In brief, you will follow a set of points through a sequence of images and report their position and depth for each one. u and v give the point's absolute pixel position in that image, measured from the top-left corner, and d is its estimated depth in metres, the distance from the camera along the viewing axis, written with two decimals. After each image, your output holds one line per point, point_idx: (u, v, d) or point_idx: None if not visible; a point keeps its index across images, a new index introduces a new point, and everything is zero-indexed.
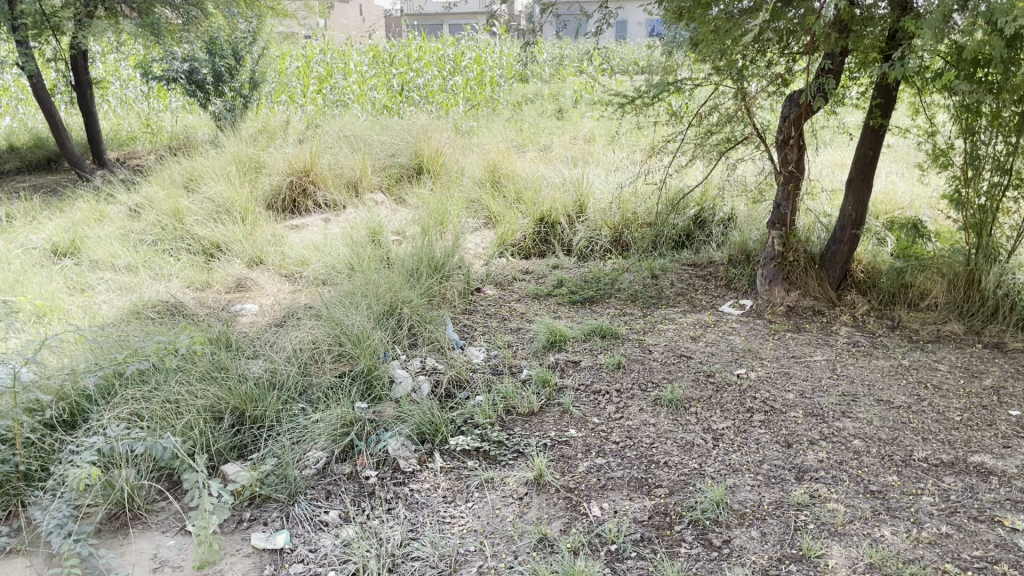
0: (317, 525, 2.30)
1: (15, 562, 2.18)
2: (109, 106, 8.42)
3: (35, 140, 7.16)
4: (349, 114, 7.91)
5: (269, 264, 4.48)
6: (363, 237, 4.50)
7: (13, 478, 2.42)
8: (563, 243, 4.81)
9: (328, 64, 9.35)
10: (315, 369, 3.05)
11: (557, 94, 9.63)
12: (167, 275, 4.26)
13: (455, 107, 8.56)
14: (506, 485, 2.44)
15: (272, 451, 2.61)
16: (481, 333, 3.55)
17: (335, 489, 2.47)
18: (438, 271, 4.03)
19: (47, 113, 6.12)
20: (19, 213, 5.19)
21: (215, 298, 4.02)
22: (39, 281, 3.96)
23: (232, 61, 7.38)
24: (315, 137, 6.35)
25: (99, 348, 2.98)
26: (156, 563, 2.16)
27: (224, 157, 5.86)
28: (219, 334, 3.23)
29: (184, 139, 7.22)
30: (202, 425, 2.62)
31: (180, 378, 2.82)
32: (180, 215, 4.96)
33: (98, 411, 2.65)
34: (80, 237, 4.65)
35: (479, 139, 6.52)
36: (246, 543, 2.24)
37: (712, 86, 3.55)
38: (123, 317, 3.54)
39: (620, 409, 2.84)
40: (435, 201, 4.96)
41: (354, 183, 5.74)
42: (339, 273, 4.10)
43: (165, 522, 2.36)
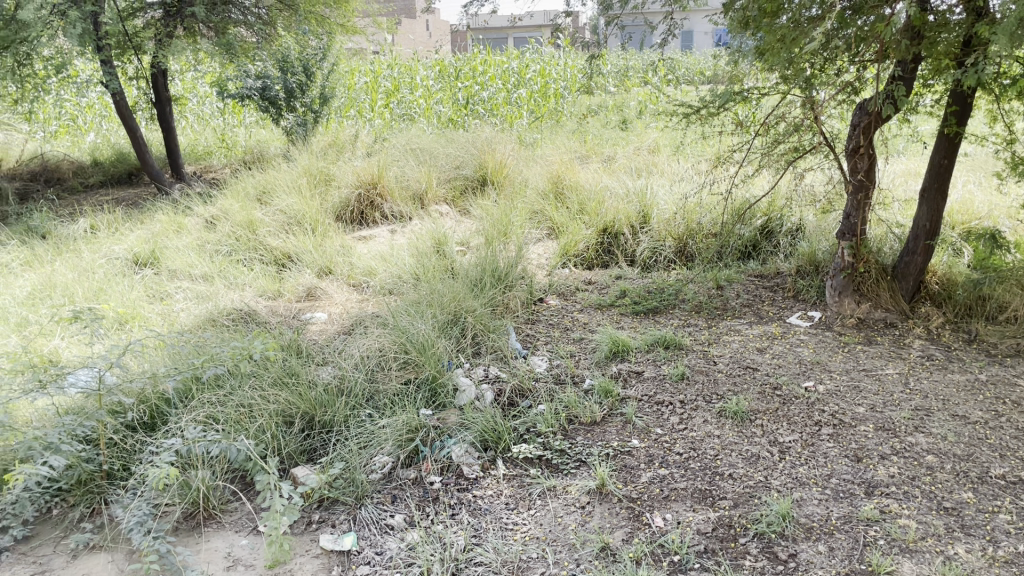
0: (383, 528, 2.35)
1: (98, 558, 2.29)
2: (187, 122, 8.77)
3: (117, 155, 7.50)
4: (416, 127, 8.07)
5: (338, 274, 4.59)
6: (428, 247, 4.57)
7: (97, 477, 2.55)
8: (626, 254, 4.80)
9: (395, 79, 9.56)
10: (381, 376, 3.11)
11: (621, 104, 9.60)
12: (241, 284, 4.41)
13: (519, 119, 8.64)
14: (569, 493, 2.45)
15: (340, 455, 2.67)
16: (543, 343, 3.57)
17: (401, 494, 2.52)
18: (501, 281, 4.08)
19: (130, 130, 6.41)
20: (103, 225, 5.44)
21: (287, 306, 4.14)
22: (121, 289, 4.14)
23: (303, 77, 7.64)
24: (382, 150, 6.49)
25: (179, 353, 3.12)
26: (230, 562, 2.24)
27: (295, 170, 6.03)
28: (290, 342, 3.34)
29: (258, 152, 7.46)
30: (274, 429, 2.71)
31: (254, 383, 2.92)
32: (253, 227, 5.14)
33: (176, 414, 2.77)
34: (159, 248, 4.84)
35: (543, 150, 6.56)
36: (316, 544, 2.30)
37: (780, 94, 3.49)
38: (200, 324, 3.68)
39: (684, 420, 2.82)
40: (498, 213, 5.01)
41: (420, 195, 5.85)
42: (405, 283, 4.19)
43: (239, 522, 2.44)
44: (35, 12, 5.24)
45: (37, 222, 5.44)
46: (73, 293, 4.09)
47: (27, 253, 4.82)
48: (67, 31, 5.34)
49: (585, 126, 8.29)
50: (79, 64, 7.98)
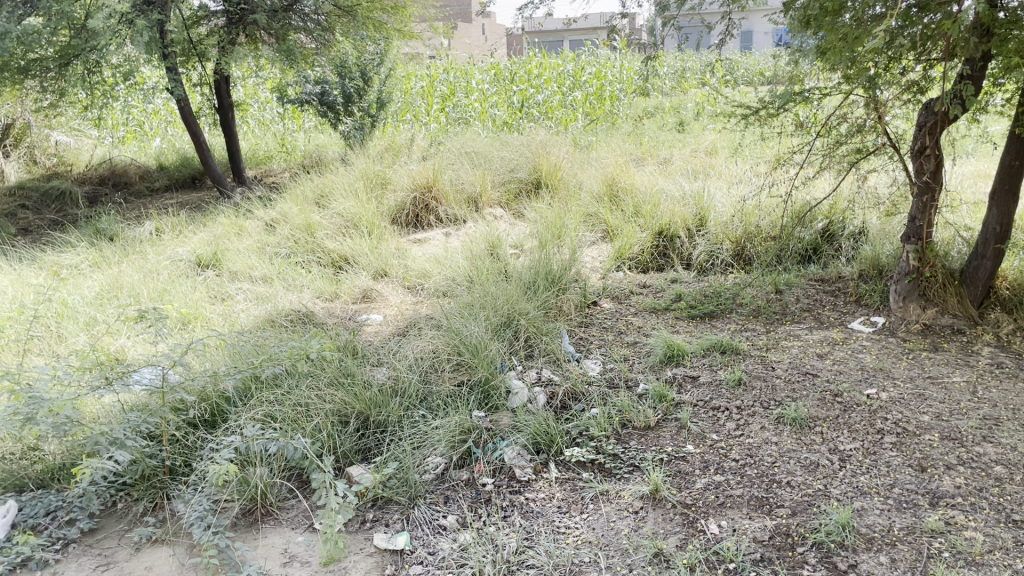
0: (436, 529, 2.36)
1: (161, 551, 2.35)
2: (248, 127, 8.98)
3: (182, 160, 7.71)
4: (471, 130, 8.11)
5: (393, 276, 4.64)
6: (481, 250, 4.59)
7: (160, 472, 2.62)
8: (682, 257, 4.74)
9: (451, 83, 9.64)
10: (435, 377, 3.13)
11: (678, 107, 9.50)
12: (299, 286, 4.49)
13: (574, 122, 8.61)
14: (621, 498, 2.43)
15: (394, 455, 2.69)
16: (597, 346, 3.55)
17: (453, 495, 2.54)
18: (555, 284, 4.07)
19: (194, 135, 6.58)
20: (168, 228, 5.60)
21: (343, 308, 4.20)
22: (184, 290, 4.26)
23: (361, 82, 7.75)
24: (437, 154, 6.54)
25: (238, 353, 3.19)
26: (286, 558, 2.28)
27: (353, 174, 6.12)
28: (346, 342, 3.39)
29: (317, 157, 7.59)
30: (330, 428, 2.74)
31: (311, 382, 2.97)
32: (311, 230, 5.22)
33: (236, 412, 2.83)
34: (221, 250, 4.96)
35: (598, 153, 6.53)
36: (370, 542, 2.33)
37: (841, 94, 3.41)
38: (259, 324, 3.76)
39: (741, 426, 2.77)
40: (552, 216, 5.00)
41: (474, 198, 5.87)
42: (459, 285, 4.21)
43: (295, 519, 2.48)
44: (104, 21, 5.43)
45: (106, 225, 5.62)
46: (139, 293, 4.22)
47: (96, 255, 4.99)
48: (135, 39, 5.51)
49: (641, 128, 8.23)
50: (146, 71, 8.23)
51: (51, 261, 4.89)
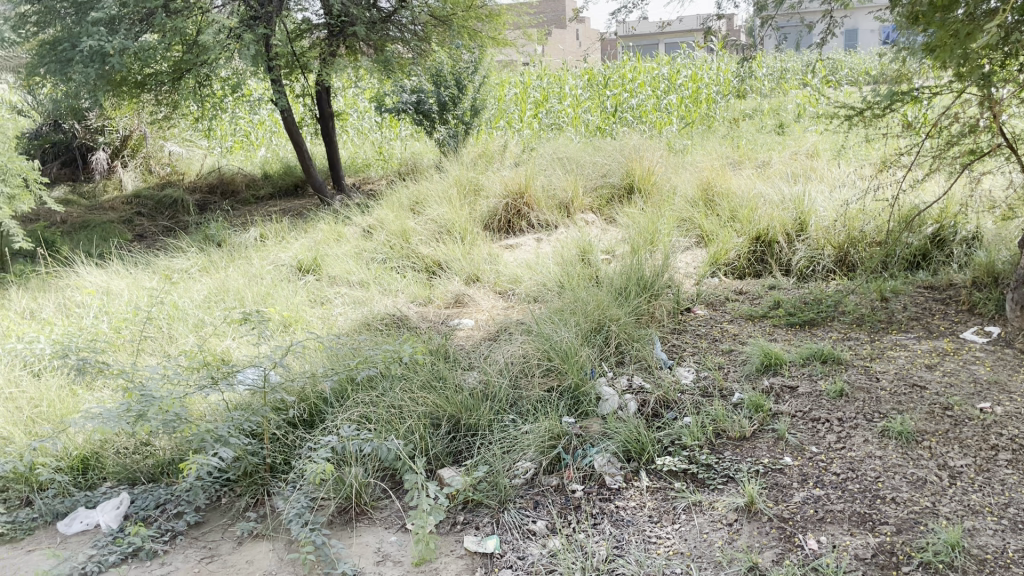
0: (525, 534, 2.37)
1: (261, 545, 2.43)
2: (347, 136, 9.24)
3: (285, 169, 8.00)
4: (564, 136, 8.12)
5: (485, 281, 4.68)
6: (573, 256, 4.58)
7: (261, 469, 2.72)
8: (781, 263, 4.60)
9: (544, 89, 9.68)
10: (525, 383, 3.13)
11: (778, 108, 9.23)
12: (394, 290, 4.58)
13: (669, 126, 8.50)
14: (715, 510, 2.37)
15: (484, 458, 2.71)
16: (690, 354, 3.48)
17: (543, 500, 2.54)
18: (647, 289, 4.02)
19: (296, 145, 6.82)
20: (271, 234, 5.83)
21: (436, 312, 4.27)
22: (285, 294, 4.41)
23: (456, 90, 7.88)
24: (530, 160, 6.57)
25: (335, 355, 3.29)
26: (379, 556, 2.32)
27: (447, 181, 6.22)
28: (438, 346, 3.44)
29: (412, 164, 7.74)
30: (422, 430, 2.79)
31: (404, 385, 3.03)
32: (406, 236, 5.33)
33: (333, 412, 2.92)
34: (321, 255, 5.11)
35: (693, 157, 6.42)
36: (460, 545, 2.35)
37: (953, 93, 3.24)
38: (356, 328, 3.86)
39: (842, 438, 2.67)
40: (645, 221, 4.95)
41: (566, 204, 5.87)
42: (550, 290, 4.21)
43: (389, 519, 2.53)
44: (214, 36, 5.70)
45: (215, 231, 5.90)
46: (244, 297, 4.41)
47: (204, 259, 5.24)
48: (242, 53, 5.77)
49: (738, 131, 8.03)
50: (252, 84, 8.59)
51: (164, 266, 5.17)
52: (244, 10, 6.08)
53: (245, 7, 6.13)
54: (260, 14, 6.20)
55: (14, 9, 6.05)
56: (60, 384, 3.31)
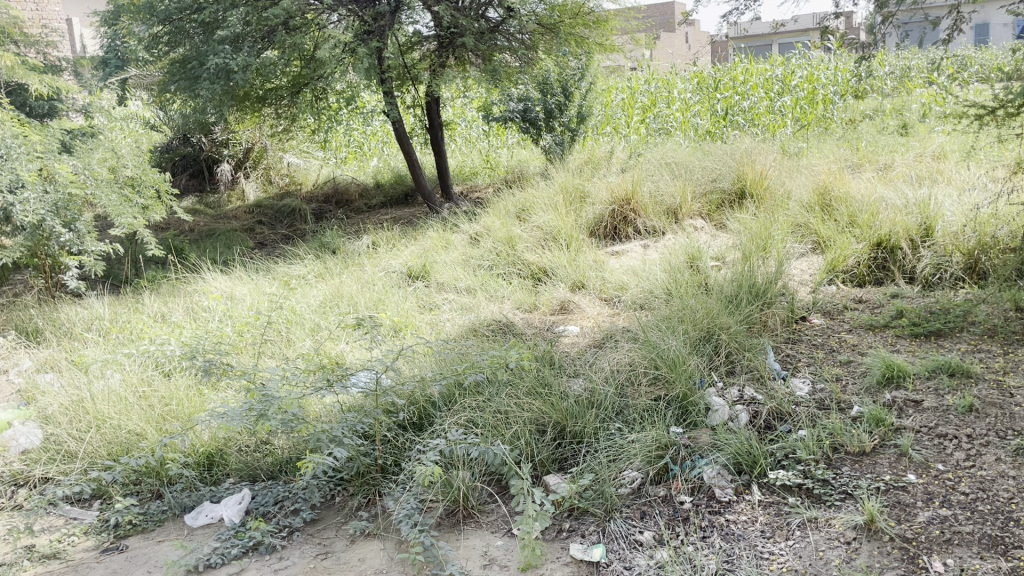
0: (632, 544, 2.35)
1: (373, 544, 2.50)
2: (456, 145, 9.41)
3: (395, 178, 8.22)
4: (672, 141, 8.01)
5: (590, 288, 4.66)
6: (681, 262, 4.51)
7: (373, 470, 2.80)
8: (904, 271, 4.38)
9: (652, 94, 9.58)
10: (631, 391, 3.10)
11: (901, 108, 8.79)
12: (500, 297, 4.63)
13: (783, 129, 8.25)
14: (831, 527, 2.28)
15: (590, 466, 2.69)
16: (805, 364, 3.36)
17: (650, 511, 2.51)
18: (760, 297, 3.90)
19: (407, 154, 7.00)
20: (382, 241, 6.00)
21: (542, 319, 4.29)
22: (396, 299, 4.53)
23: (562, 98, 7.90)
24: (637, 166, 6.51)
25: (443, 360, 3.35)
26: (486, 560, 2.35)
27: (553, 188, 6.24)
28: (544, 353, 3.45)
29: (519, 171, 7.80)
30: (528, 436, 2.80)
31: (510, 391, 3.05)
32: (513, 243, 5.38)
33: (441, 416, 2.98)
34: (430, 262, 5.22)
35: (808, 160, 6.20)
36: (566, 552, 2.35)
37: None
38: (463, 333, 3.92)
39: (972, 457, 2.51)
40: (757, 227, 4.82)
41: (674, 210, 5.77)
42: (657, 298, 4.16)
43: (495, 523, 2.55)
44: (330, 51, 5.93)
45: (330, 239, 6.12)
46: (357, 302, 4.56)
47: (320, 266, 5.44)
48: (357, 67, 5.98)
49: (857, 133, 7.71)
50: (365, 96, 8.87)
51: (283, 272, 5.40)
52: (358, 24, 6.30)
53: (360, 22, 6.38)
54: (374, 28, 6.43)
55: (149, 30, 6.48)
56: (188, 383, 3.50)
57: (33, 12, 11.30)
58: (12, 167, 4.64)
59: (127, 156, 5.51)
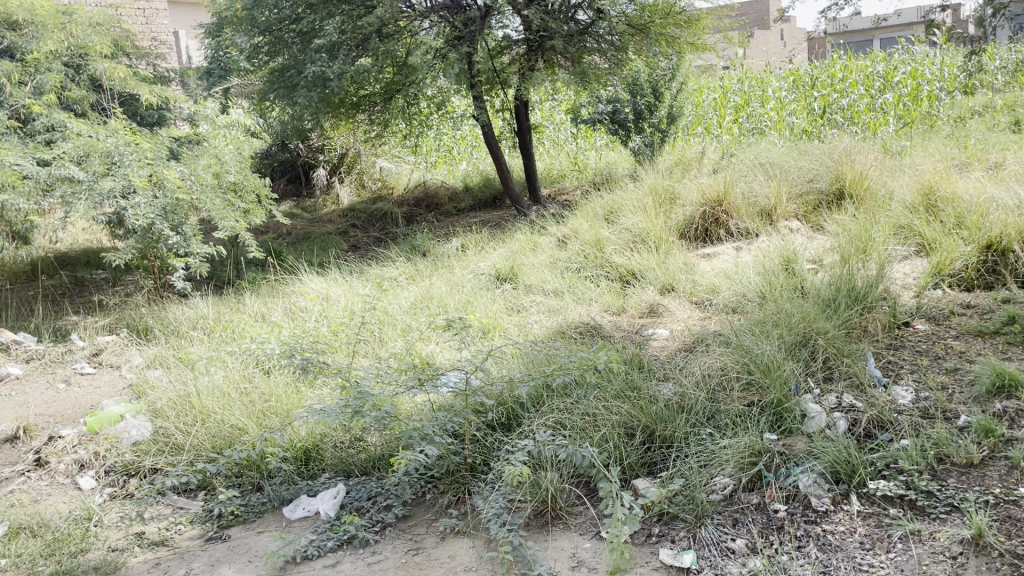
0: (724, 551, 2.32)
1: (462, 542, 2.53)
2: (544, 148, 9.43)
3: (484, 181, 8.30)
4: (766, 141, 7.82)
5: (680, 291, 4.60)
6: (775, 265, 4.40)
7: (462, 468, 2.84)
8: (1017, 274, 4.13)
9: (746, 93, 9.38)
10: (723, 396, 3.04)
11: (1015, 104, 8.31)
12: (588, 299, 4.63)
13: (884, 127, 7.93)
14: (936, 541, 2.20)
15: (680, 471, 2.66)
16: (908, 372, 3.22)
17: (743, 518, 2.46)
18: (859, 301, 3.77)
19: (496, 157, 7.06)
20: (471, 244, 6.07)
21: (630, 322, 4.26)
22: (485, 301, 4.58)
23: (652, 98, 7.82)
24: (729, 167, 6.39)
25: (532, 361, 3.37)
26: (574, 562, 2.35)
27: (642, 190, 6.19)
28: (633, 356, 3.43)
29: (608, 173, 7.76)
30: (616, 439, 2.79)
31: (599, 394, 3.04)
32: (601, 245, 5.36)
33: (529, 417, 2.99)
34: (518, 265, 5.26)
35: (912, 159, 5.94)
36: (656, 557, 2.33)
37: None
38: (551, 335, 3.94)
39: None
40: (857, 229, 4.66)
41: (768, 212, 5.63)
42: (750, 301, 4.08)
43: (583, 525, 2.55)
44: (422, 57, 6.05)
45: (420, 242, 6.23)
46: (446, 304, 4.63)
47: (411, 268, 5.55)
48: (447, 72, 6.08)
49: (966, 130, 7.33)
50: (456, 101, 9.01)
51: (376, 274, 5.53)
52: (449, 30, 6.35)
53: (451, 27, 6.43)
54: (464, 33, 6.47)
55: (250, 41, 6.76)
56: (286, 381, 3.63)
57: (143, 26, 11.95)
58: (125, 173, 4.91)
59: (230, 162, 5.76)
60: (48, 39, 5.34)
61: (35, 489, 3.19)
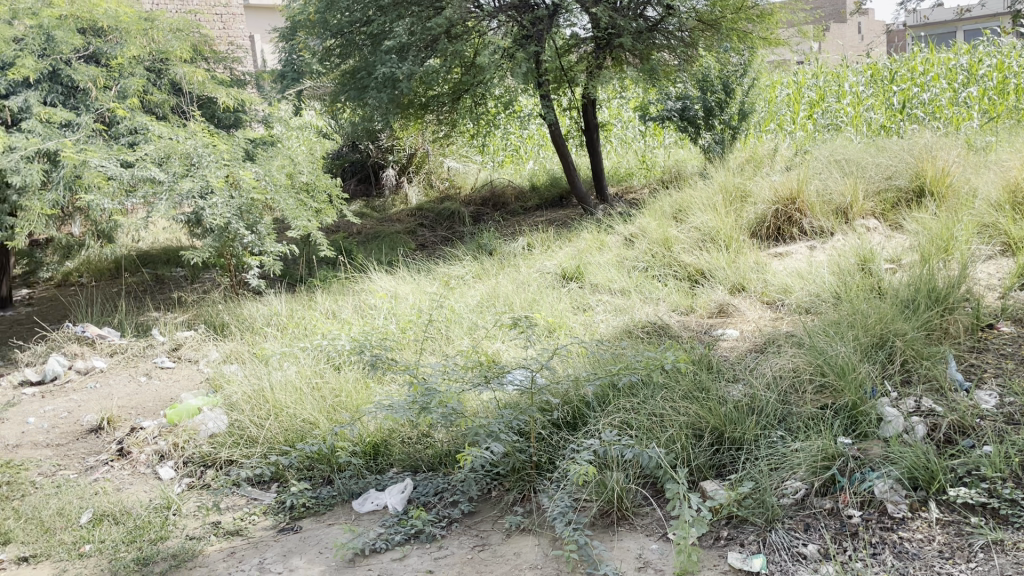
0: (795, 556, 2.28)
1: (528, 539, 2.54)
2: (612, 146, 9.37)
3: (551, 180, 8.30)
4: (842, 137, 7.61)
5: (751, 291, 4.52)
6: (851, 265, 4.28)
7: (528, 466, 2.84)
8: None
9: (821, 88, 9.15)
10: (795, 398, 2.98)
11: None
12: (655, 298, 4.58)
13: (968, 122, 7.60)
14: (1020, 552, 2.14)
15: (750, 474, 2.60)
16: (992, 376, 3.10)
17: (815, 523, 2.41)
18: (940, 302, 3.62)
19: (562, 156, 7.06)
20: (537, 243, 6.08)
21: (699, 322, 4.21)
22: (551, 300, 4.59)
23: (723, 95, 7.70)
24: (803, 163, 6.25)
25: (598, 360, 3.37)
26: (641, 563, 2.33)
27: (712, 188, 6.10)
28: (702, 357, 3.39)
29: (676, 171, 7.66)
30: (684, 440, 2.75)
31: (666, 394, 3.00)
32: (669, 243, 5.30)
33: (595, 416, 2.98)
34: (584, 263, 5.24)
35: (998, 154, 5.69)
36: (724, 560, 2.31)
37: None
38: (618, 334, 3.92)
39: None
40: (938, 227, 4.50)
41: (844, 210, 5.49)
42: (824, 301, 3.98)
43: (650, 526, 2.53)
44: (490, 57, 6.08)
45: (487, 241, 6.27)
46: (513, 303, 4.65)
47: (478, 267, 5.59)
48: (515, 71, 6.10)
49: None
50: (523, 100, 9.04)
51: (444, 272, 5.59)
52: (517, 29, 6.37)
53: (519, 27, 6.44)
54: (532, 32, 6.48)
55: (323, 44, 6.91)
56: (356, 376, 3.69)
57: (221, 31, 12.37)
58: (202, 173, 5.12)
59: (303, 163, 5.91)
60: (132, 44, 5.55)
61: (118, 478, 3.32)
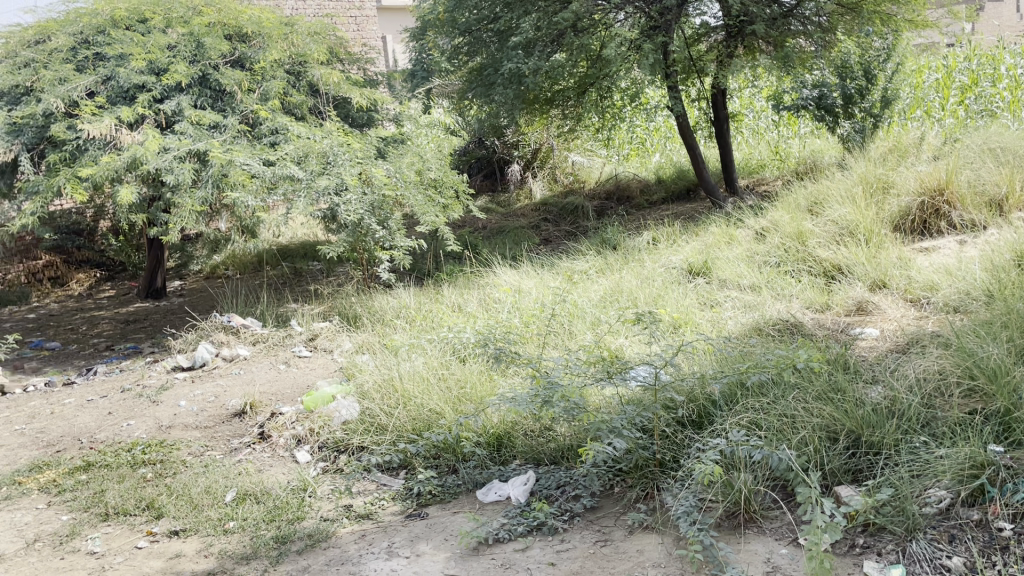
0: (938, 569, 2.16)
1: (651, 538, 2.50)
2: (743, 137, 9.07)
3: (678, 172, 8.13)
4: (997, 124, 7.06)
5: (893, 288, 4.27)
6: (1006, 261, 3.98)
7: (651, 463, 2.80)
8: None
9: (974, 70, 8.48)
10: (940, 402, 2.78)
11: None
12: (787, 295, 4.41)
13: None
14: None
15: (889, 480, 2.46)
16: None
17: (961, 535, 2.27)
18: None
19: (691, 150, 6.92)
20: (664, 238, 5.97)
21: (835, 320, 4.02)
22: (676, 296, 4.50)
23: (863, 82, 7.33)
24: (953, 152, 5.83)
25: (724, 358, 3.28)
26: (769, 567, 2.26)
27: (851, 179, 5.81)
28: (837, 356, 3.24)
29: (812, 163, 7.33)
30: (817, 443, 2.64)
31: (798, 395, 2.89)
32: (802, 238, 5.10)
33: (721, 416, 2.90)
34: (712, 259, 5.11)
35: None
36: (859, 569, 2.21)
37: None
38: (747, 332, 3.80)
39: None
40: None
41: (998, 202, 5.10)
42: (975, 300, 3.72)
43: (779, 531, 2.44)
44: (616, 50, 6.01)
45: (612, 236, 6.22)
46: (637, 298, 4.59)
47: (602, 262, 5.56)
48: (641, 63, 6.03)
49: None
50: (650, 92, 8.92)
51: (567, 267, 5.59)
52: (644, 20, 6.24)
53: (646, 17, 6.31)
54: (660, 23, 6.34)
55: (451, 42, 7.07)
56: (480, 369, 3.75)
57: (355, 33, 12.82)
58: (337, 171, 5.33)
59: (431, 160, 6.05)
60: (274, 48, 5.84)
61: (259, 459, 3.51)
